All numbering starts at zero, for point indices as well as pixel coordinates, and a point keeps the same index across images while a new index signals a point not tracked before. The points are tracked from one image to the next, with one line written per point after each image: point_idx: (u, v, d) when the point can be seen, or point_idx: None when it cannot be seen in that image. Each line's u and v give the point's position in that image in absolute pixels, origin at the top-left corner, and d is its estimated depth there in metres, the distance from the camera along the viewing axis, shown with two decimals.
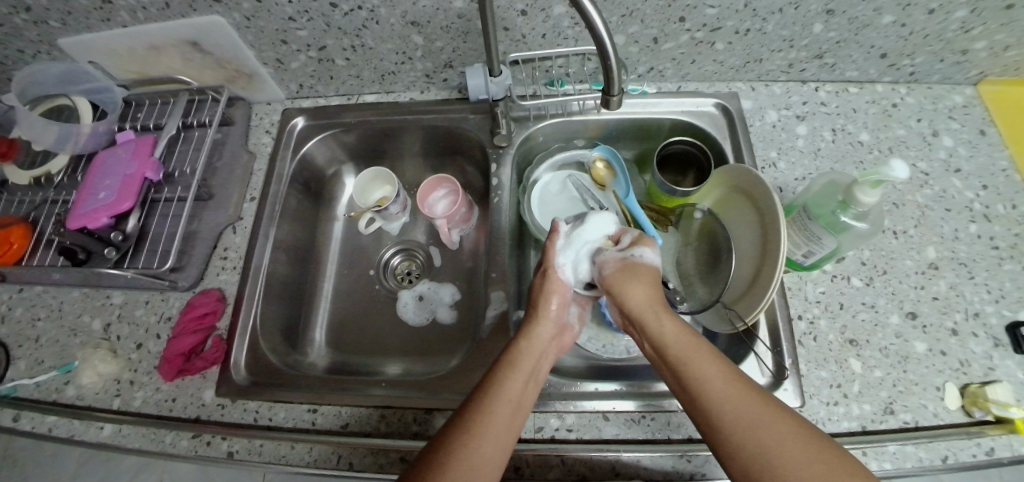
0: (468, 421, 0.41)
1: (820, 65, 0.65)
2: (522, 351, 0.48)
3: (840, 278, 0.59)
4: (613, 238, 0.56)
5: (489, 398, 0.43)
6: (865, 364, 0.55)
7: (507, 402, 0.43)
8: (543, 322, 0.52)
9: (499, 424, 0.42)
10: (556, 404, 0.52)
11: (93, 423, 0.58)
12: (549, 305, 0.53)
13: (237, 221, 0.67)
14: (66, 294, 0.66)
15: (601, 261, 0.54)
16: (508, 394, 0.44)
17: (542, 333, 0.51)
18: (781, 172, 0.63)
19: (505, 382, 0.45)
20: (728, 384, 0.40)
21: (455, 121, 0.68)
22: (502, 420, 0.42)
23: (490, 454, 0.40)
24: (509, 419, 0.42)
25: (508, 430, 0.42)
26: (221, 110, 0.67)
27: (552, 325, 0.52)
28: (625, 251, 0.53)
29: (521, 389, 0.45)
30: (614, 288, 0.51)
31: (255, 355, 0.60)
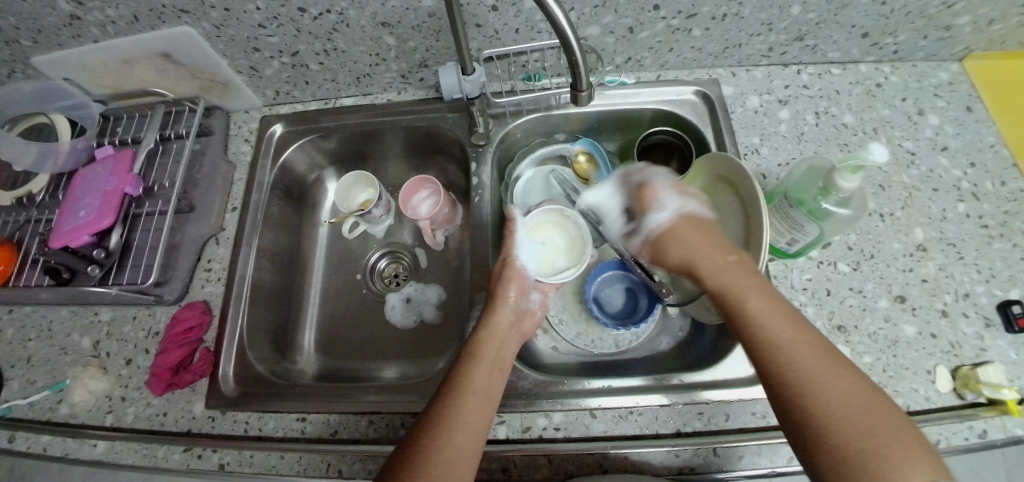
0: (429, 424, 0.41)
1: (801, 48, 0.64)
2: (480, 345, 0.48)
3: (826, 264, 0.58)
4: (649, 189, 0.53)
5: (448, 399, 0.43)
6: (854, 350, 0.54)
7: (467, 399, 0.43)
8: (500, 310, 0.52)
9: (464, 418, 0.42)
10: (543, 403, 0.52)
11: (86, 441, 0.58)
12: (507, 294, 0.53)
13: (220, 231, 0.67)
14: (56, 313, 0.67)
15: (645, 223, 0.52)
16: (473, 385, 0.44)
17: (500, 322, 0.51)
18: (764, 158, 0.61)
19: (471, 372, 0.45)
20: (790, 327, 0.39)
21: (433, 121, 0.67)
22: (464, 416, 0.42)
23: (456, 458, 0.39)
24: (470, 413, 0.42)
25: (474, 422, 0.42)
26: (197, 121, 0.67)
27: (511, 310, 0.52)
28: (669, 208, 0.51)
29: (483, 379, 0.45)
30: (665, 248, 0.50)
31: (243, 366, 0.60)
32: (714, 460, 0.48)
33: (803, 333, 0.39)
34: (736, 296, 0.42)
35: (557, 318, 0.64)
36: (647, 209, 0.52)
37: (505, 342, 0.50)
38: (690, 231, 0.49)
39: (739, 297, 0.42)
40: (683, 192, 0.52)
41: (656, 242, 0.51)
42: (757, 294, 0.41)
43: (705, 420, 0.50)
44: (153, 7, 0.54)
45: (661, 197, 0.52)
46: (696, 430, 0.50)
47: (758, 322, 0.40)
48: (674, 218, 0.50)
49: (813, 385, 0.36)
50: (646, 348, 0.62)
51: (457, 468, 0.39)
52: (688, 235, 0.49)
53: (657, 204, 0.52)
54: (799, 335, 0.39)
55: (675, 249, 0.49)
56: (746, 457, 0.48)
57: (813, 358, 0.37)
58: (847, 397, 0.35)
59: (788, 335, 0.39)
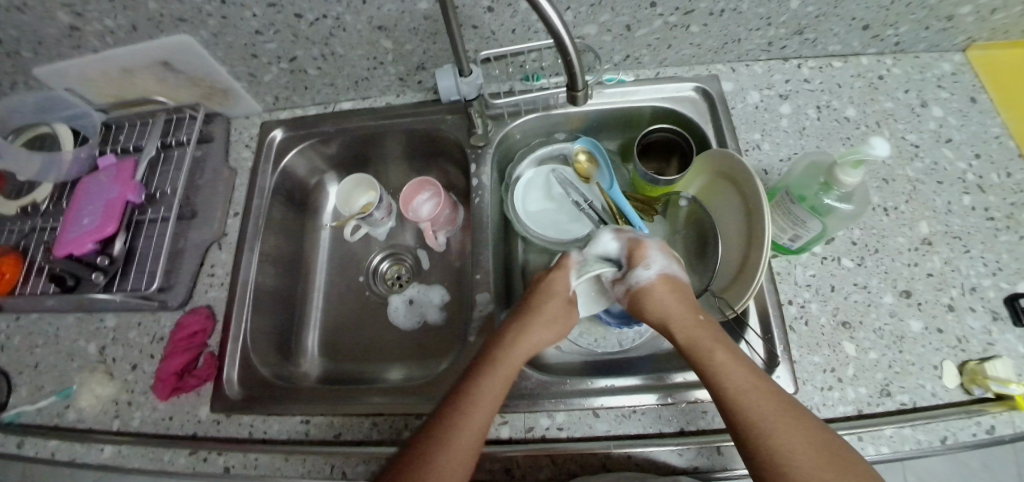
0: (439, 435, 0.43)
1: (801, 41, 0.63)
2: (504, 363, 0.48)
3: (830, 260, 0.58)
4: (640, 247, 0.54)
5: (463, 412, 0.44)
6: (859, 346, 0.54)
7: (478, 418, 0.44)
8: (535, 330, 0.52)
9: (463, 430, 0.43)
10: (544, 404, 0.52)
11: (93, 446, 0.59)
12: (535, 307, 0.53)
13: (222, 237, 0.67)
14: (61, 320, 0.67)
15: (630, 278, 0.53)
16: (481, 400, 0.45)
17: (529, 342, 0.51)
18: (765, 154, 0.60)
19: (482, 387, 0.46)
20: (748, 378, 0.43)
21: (432, 123, 0.67)
22: (471, 437, 0.43)
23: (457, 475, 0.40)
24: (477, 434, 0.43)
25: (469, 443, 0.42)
26: (198, 127, 0.67)
27: (547, 334, 0.52)
28: (654, 267, 0.52)
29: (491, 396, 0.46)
30: (646, 302, 0.51)
31: (247, 370, 0.60)
32: (720, 458, 0.48)
33: (761, 382, 0.43)
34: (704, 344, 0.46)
35: None
36: (635, 264, 0.53)
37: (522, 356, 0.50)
38: (667, 291, 0.51)
39: (706, 351, 0.45)
40: (668, 252, 0.54)
41: (638, 297, 0.52)
42: (722, 349, 0.45)
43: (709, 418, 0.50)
44: (152, 16, 0.54)
45: (649, 255, 0.53)
46: (700, 428, 0.50)
47: (726, 375, 0.43)
48: (656, 277, 0.52)
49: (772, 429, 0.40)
50: (650, 346, 0.62)
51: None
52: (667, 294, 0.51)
53: (645, 261, 0.53)
54: (757, 381, 0.43)
55: (656, 301, 0.51)
56: None
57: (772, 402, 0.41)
58: (803, 440, 0.39)
59: (750, 380, 0.43)
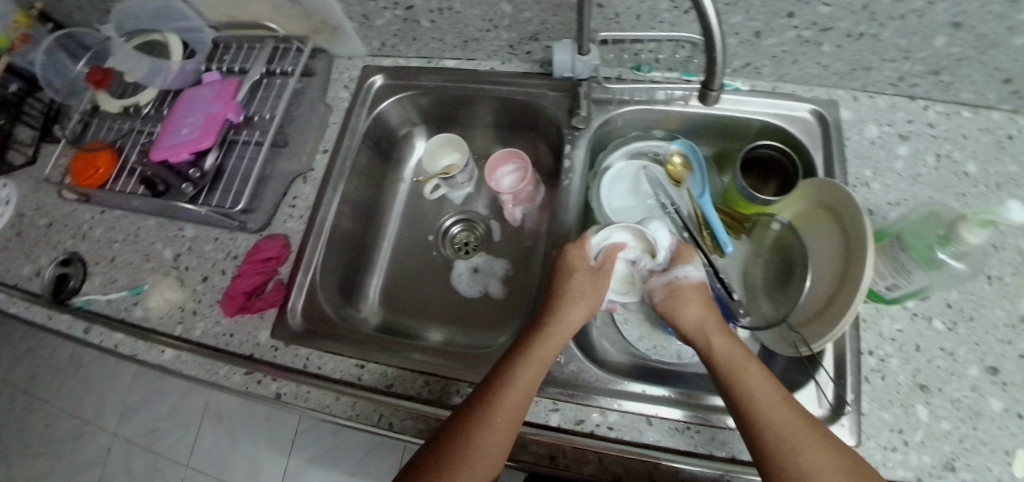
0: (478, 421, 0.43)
1: (933, 83, 0.59)
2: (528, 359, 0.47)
3: (921, 318, 0.55)
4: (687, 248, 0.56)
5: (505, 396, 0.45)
6: (932, 413, 0.52)
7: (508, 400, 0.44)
8: (572, 306, 0.53)
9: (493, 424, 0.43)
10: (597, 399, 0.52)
11: (156, 346, 0.61)
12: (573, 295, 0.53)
13: (307, 171, 0.68)
14: (143, 221, 0.70)
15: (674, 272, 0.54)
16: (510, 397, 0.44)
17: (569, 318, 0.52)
18: (874, 194, 0.58)
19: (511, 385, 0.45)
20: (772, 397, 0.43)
21: (531, 97, 0.66)
22: (510, 414, 0.44)
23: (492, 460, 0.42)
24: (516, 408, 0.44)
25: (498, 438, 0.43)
26: (303, 60, 0.68)
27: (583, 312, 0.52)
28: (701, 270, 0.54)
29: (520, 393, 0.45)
30: (682, 298, 0.52)
31: (312, 304, 0.62)
32: None
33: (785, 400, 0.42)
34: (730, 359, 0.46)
35: (621, 317, 0.64)
36: (681, 262, 0.54)
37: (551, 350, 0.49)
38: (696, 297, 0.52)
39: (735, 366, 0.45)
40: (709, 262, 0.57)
41: (675, 292, 0.53)
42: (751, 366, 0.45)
43: None
44: None
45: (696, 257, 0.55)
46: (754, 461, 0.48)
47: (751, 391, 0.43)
48: (698, 281, 0.53)
49: (794, 439, 0.39)
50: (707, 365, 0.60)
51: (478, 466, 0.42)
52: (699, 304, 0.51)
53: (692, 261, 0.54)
54: (780, 399, 0.42)
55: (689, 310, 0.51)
56: None
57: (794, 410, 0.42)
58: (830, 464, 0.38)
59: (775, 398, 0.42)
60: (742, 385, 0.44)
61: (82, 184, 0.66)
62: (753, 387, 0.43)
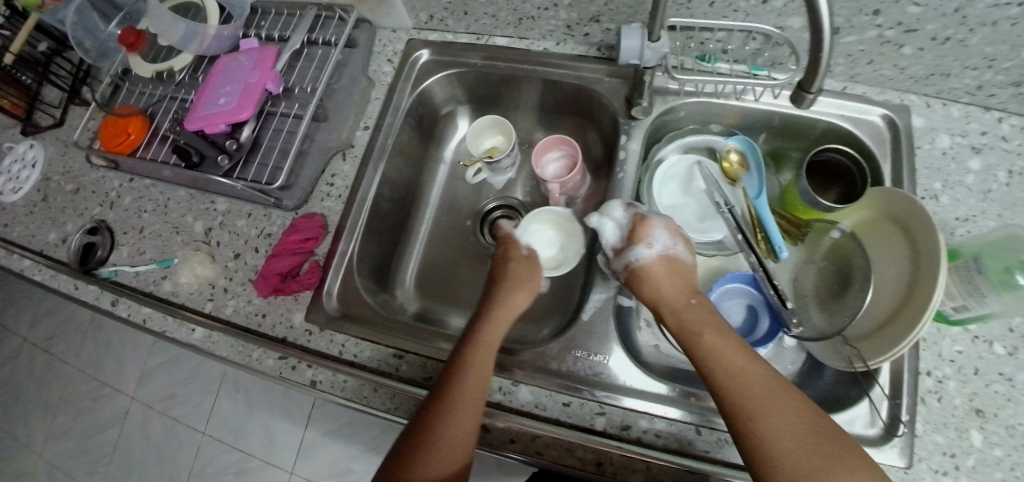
0: (439, 416, 0.43)
1: (1014, 95, 0.55)
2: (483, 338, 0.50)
3: (982, 340, 0.53)
4: (644, 225, 0.55)
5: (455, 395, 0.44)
6: (987, 439, 0.50)
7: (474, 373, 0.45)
8: (514, 293, 0.56)
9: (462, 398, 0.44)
10: (643, 405, 0.50)
11: (186, 323, 0.60)
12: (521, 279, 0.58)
13: (347, 147, 0.64)
14: (173, 192, 0.67)
15: (630, 255, 0.55)
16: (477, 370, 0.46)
17: (512, 306, 0.55)
18: (942, 208, 0.55)
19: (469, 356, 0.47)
20: (733, 361, 0.43)
21: (586, 82, 0.63)
22: (474, 383, 0.45)
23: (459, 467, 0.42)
24: (473, 403, 0.44)
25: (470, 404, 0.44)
26: (347, 30, 0.64)
27: (523, 300, 0.56)
28: (656, 246, 0.54)
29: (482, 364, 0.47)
30: (641, 281, 0.53)
31: (347, 288, 0.59)
32: None
33: (747, 364, 0.42)
34: (689, 330, 0.47)
35: None
36: (636, 242, 0.54)
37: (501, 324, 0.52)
38: (663, 275, 0.52)
39: (696, 336, 0.46)
40: (674, 233, 0.55)
41: (637, 276, 0.53)
42: (711, 334, 0.46)
43: None
44: None
45: (653, 234, 0.55)
46: None
47: (712, 358, 0.44)
48: (656, 258, 0.53)
49: (751, 402, 0.40)
50: None
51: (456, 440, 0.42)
52: (662, 280, 0.52)
53: (648, 239, 0.54)
54: (741, 361, 0.43)
55: (650, 286, 0.52)
56: None
57: (751, 381, 0.41)
58: (787, 422, 0.39)
59: (734, 361, 0.43)
60: (702, 353, 0.45)
61: (113, 150, 0.63)
62: (712, 352, 0.44)
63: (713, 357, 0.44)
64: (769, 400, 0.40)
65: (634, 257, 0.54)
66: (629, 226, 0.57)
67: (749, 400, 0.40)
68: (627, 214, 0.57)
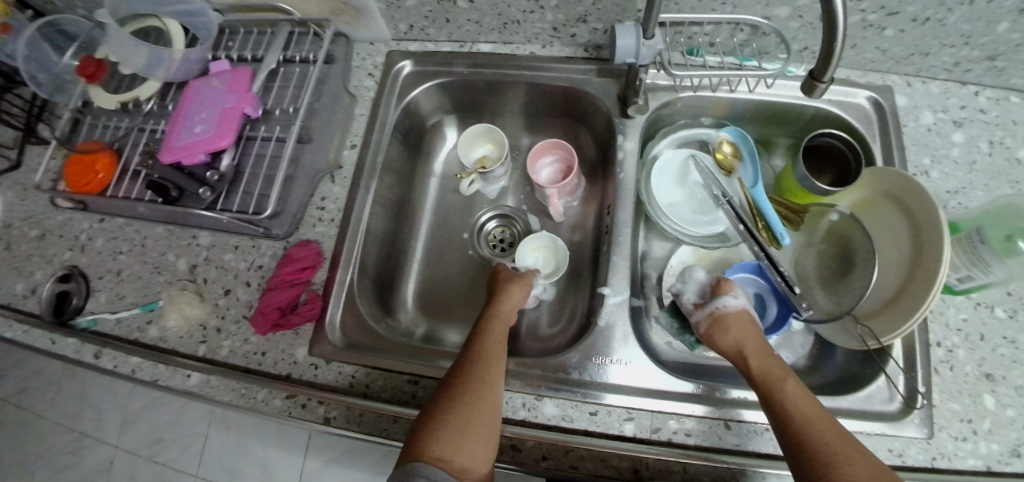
0: (467, 376, 0.44)
1: (988, 68, 0.58)
2: (495, 317, 0.53)
3: (984, 306, 0.55)
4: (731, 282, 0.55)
5: (485, 352, 0.47)
6: (999, 401, 0.52)
7: (495, 341, 0.49)
8: (515, 286, 0.57)
9: (491, 361, 0.46)
10: (675, 405, 0.49)
11: (179, 370, 0.56)
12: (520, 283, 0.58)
13: (336, 169, 0.61)
14: (149, 229, 0.63)
15: (713, 304, 0.54)
16: (495, 339, 0.49)
17: (512, 300, 0.56)
18: (932, 182, 0.57)
19: (490, 331, 0.50)
20: (812, 414, 0.41)
21: (576, 83, 0.62)
22: (496, 350, 0.48)
23: (494, 411, 0.43)
24: (496, 358, 0.47)
25: (495, 365, 0.46)
26: (326, 45, 0.61)
27: (521, 292, 0.57)
28: (741, 298, 0.53)
29: (499, 335, 0.50)
30: (721, 327, 0.51)
31: (348, 316, 0.57)
32: None
33: (828, 421, 0.40)
34: (766, 374, 0.45)
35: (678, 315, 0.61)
36: (722, 292, 0.54)
37: (510, 307, 0.55)
38: (743, 323, 0.51)
39: (775, 381, 0.44)
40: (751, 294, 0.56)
41: (718, 325, 0.52)
42: (791, 382, 0.44)
43: None
44: None
45: (737, 288, 0.54)
46: None
47: (791, 403, 0.42)
48: (738, 311, 0.52)
49: (830, 451, 0.38)
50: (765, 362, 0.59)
51: (484, 399, 0.43)
52: (740, 326, 0.51)
53: (733, 292, 0.54)
54: (821, 416, 0.41)
55: (726, 334, 0.51)
56: None
57: (835, 438, 0.39)
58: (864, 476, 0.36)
59: (813, 413, 0.41)
60: (778, 396, 0.43)
61: (81, 191, 0.58)
62: (791, 399, 0.42)
63: (797, 406, 0.41)
64: (849, 454, 0.38)
65: (720, 304, 0.53)
66: (712, 280, 0.57)
67: (828, 450, 0.38)
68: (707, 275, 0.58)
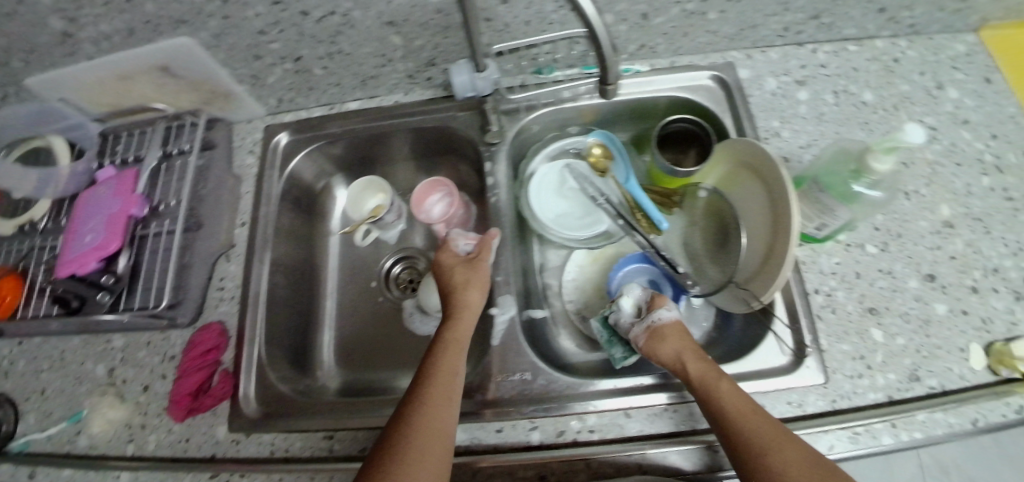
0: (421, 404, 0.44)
1: (816, 26, 0.62)
2: (452, 334, 0.52)
3: (854, 246, 0.57)
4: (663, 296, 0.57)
5: (436, 376, 0.46)
6: (887, 332, 0.54)
7: (448, 363, 0.48)
8: (473, 293, 0.56)
9: (443, 387, 0.46)
10: (642, 399, 0.51)
11: (108, 473, 0.57)
12: (477, 287, 0.56)
13: (229, 248, 0.65)
14: (67, 342, 0.65)
15: (651, 316, 0.54)
16: (449, 362, 0.48)
17: (471, 308, 0.55)
18: (785, 141, 0.60)
19: (444, 353, 0.49)
20: (746, 413, 0.42)
21: (443, 121, 0.66)
22: (449, 371, 0.47)
23: (446, 436, 0.42)
24: (451, 381, 0.46)
25: (449, 387, 0.46)
26: (199, 135, 0.64)
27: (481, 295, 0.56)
28: (674, 309, 0.55)
29: (454, 355, 0.49)
30: (659, 340, 0.52)
31: (263, 386, 0.59)
32: None
33: (759, 416, 0.42)
34: (702, 377, 0.46)
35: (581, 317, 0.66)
36: (656, 306, 0.55)
37: (467, 318, 0.54)
38: (678, 333, 0.52)
39: (710, 384, 0.45)
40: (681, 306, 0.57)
41: (656, 334, 0.52)
42: (725, 383, 0.45)
43: None
44: (148, 19, 0.52)
45: (670, 302, 0.56)
46: None
47: (725, 405, 0.43)
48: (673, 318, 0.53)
49: (764, 447, 0.39)
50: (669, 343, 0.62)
51: (435, 426, 0.42)
52: (675, 335, 0.52)
53: (666, 305, 0.55)
54: (755, 411, 0.42)
55: (665, 344, 0.51)
56: None
57: (767, 432, 0.40)
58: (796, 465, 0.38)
59: (746, 410, 0.42)
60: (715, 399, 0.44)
61: None
62: (725, 401, 0.43)
63: (730, 408, 0.43)
64: (780, 445, 0.39)
65: (655, 316, 0.54)
66: (646, 295, 0.58)
67: (763, 446, 0.39)
68: (643, 293, 0.59)
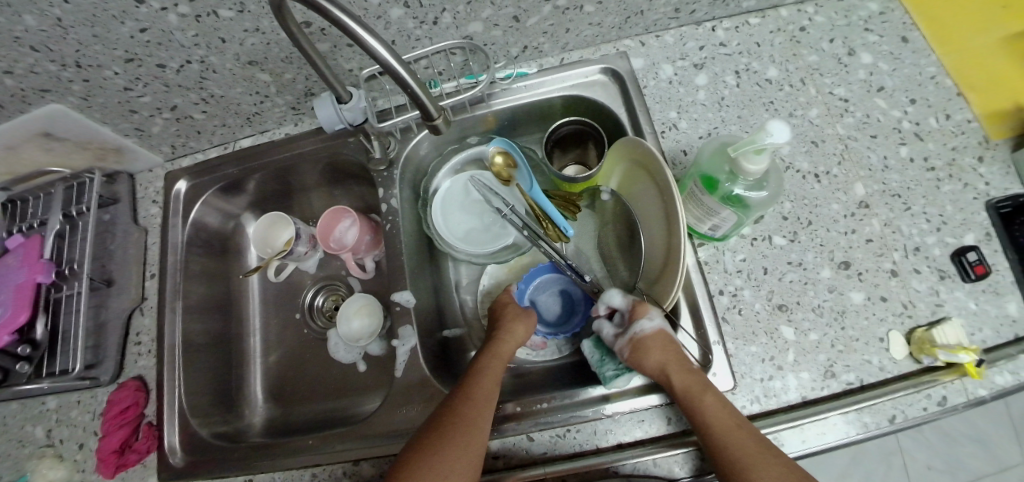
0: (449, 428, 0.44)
1: (709, 3, 0.57)
2: (490, 364, 0.52)
3: (761, 239, 0.54)
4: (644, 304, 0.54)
5: (467, 403, 0.46)
6: (798, 329, 0.51)
7: (484, 390, 0.48)
8: (519, 327, 0.57)
9: (477, 415, 0.45)
10: (629, 402, 0.51)
11: None
12: (518, 325, 0.57)
13: (142, 301, 0.66)
14: (6, 408, 0.66)
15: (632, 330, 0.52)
16: (485, 391, 0.48)
17: (515, 338, 0.56)
18: (683, 133, 0.56)
19: (478, 381, 0.49)
20: (729, 425, 0.42)
21: (335, 150, 0.65)
22: (484, 399, 0.47)
23: (480, 440, 0.44)
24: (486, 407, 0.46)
25: (483, 417, 0.45)
26: (96, 192, 0.65)
27: (526, 330, 0.57)
28: (657, 319, 0.51)
29: (489, 386, 0.49)
30: (644, 352, 0.49)
31: (187, 434, 0.60)
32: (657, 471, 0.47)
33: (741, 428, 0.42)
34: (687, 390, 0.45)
35: None
36: (638, 318, 0.52)
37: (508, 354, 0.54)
38: (664, 340, 0.50)
39: (696, 397, 0.44)
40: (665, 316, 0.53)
41: (638, 349, 0.50)
42: (711, 396, 0.44)
43: (647, 427, 0.50)
44: (12, 92, 0.52)
45: (651, 310, 0.53)
46: (637, 439, 0.50)
47: (709, 419, 0.43)
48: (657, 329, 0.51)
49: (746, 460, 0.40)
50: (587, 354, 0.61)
51: (464, 454, 0.42)
52: (663, 344, 0.49)
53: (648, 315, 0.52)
54: (738, 422, 0.42)
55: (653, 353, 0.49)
56: (690, 463, 0.48)
57: (750, 445, 0.40)
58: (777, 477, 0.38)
59: (729, 423, 0.42)
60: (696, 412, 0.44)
61: None
62: (708, 415, 0.43)
63: (714, 421, 0.42)
64: (763, 459, 0.40)
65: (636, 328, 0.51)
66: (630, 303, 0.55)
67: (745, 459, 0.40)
68: (625, 300, 0.56)
